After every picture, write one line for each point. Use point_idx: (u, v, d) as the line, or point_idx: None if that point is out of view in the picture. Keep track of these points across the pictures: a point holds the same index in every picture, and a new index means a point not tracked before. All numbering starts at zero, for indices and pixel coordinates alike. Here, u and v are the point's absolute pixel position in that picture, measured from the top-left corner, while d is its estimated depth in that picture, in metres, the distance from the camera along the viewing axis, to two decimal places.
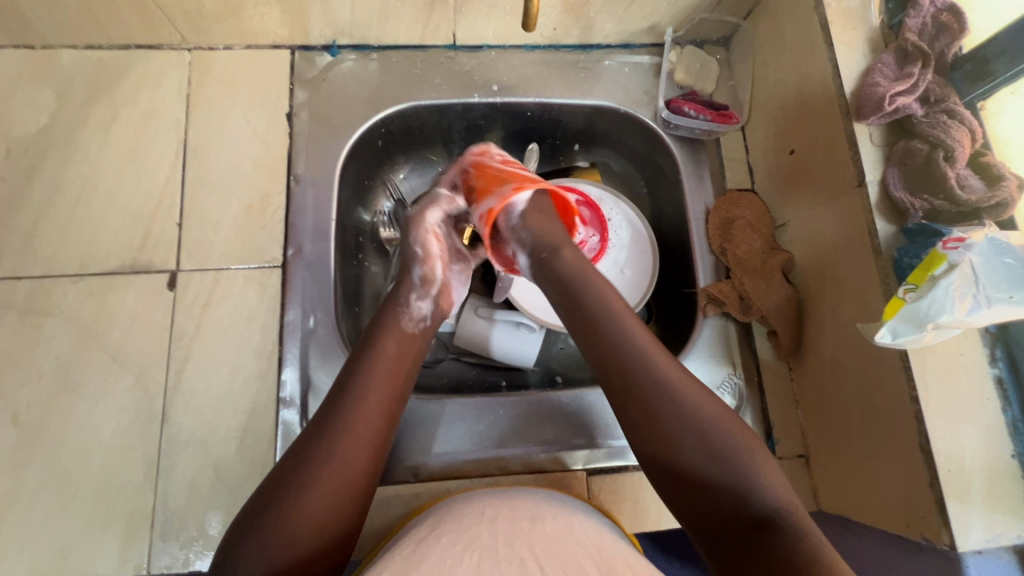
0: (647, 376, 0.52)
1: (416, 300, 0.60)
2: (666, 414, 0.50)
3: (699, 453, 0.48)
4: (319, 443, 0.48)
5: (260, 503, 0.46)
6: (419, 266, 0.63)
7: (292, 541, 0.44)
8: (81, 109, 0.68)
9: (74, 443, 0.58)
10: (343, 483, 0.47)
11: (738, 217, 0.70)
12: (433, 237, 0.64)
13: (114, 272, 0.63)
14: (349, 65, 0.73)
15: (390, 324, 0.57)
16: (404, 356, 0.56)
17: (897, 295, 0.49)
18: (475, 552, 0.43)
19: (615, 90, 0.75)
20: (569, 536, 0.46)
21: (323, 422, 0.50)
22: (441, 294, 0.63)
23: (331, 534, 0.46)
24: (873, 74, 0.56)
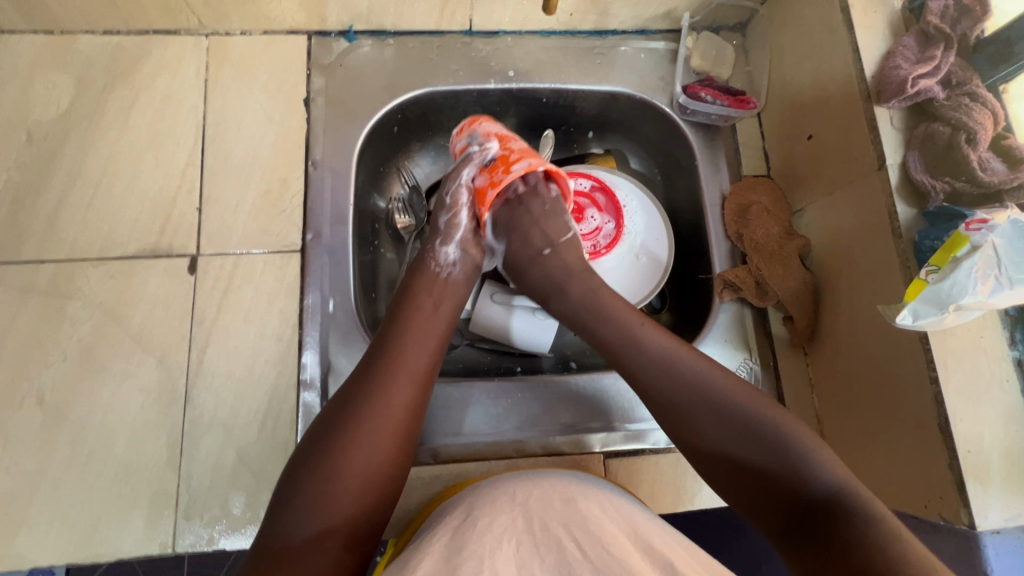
0: (663, 360, 0.54)
1: (442, 246, 0.62)
2: (691, 394, 0.52)
3: (731, 431, 0.50)
4: (351, 410, 0.49)
5: (297, 468, 0.48)
6: (445, 214, 0.64)
7: (333, 506, 0.46)
8: (100, 93, 0.68)
9: (99, 423, 0.59)
10: (378, 447, 0.49)
11: (754, 202, 0.70)
12: (463, 188, 0.65)
13: (135, 256, 0.64)
14: (365, 50, 0.73)
15: (415, 296, 0.58)
16: (432, 325, 0.57)
17: (918, 277, 0.49)
18: (511, 539, 0.45)
19: (631, 75, 0.75)
20: (602, 512, 0.48)
21: (354, 390, 0.51)
22: (469, 241, 0.64)
23: (370, 499, 0.48)
24: (894, 57, 0.56)
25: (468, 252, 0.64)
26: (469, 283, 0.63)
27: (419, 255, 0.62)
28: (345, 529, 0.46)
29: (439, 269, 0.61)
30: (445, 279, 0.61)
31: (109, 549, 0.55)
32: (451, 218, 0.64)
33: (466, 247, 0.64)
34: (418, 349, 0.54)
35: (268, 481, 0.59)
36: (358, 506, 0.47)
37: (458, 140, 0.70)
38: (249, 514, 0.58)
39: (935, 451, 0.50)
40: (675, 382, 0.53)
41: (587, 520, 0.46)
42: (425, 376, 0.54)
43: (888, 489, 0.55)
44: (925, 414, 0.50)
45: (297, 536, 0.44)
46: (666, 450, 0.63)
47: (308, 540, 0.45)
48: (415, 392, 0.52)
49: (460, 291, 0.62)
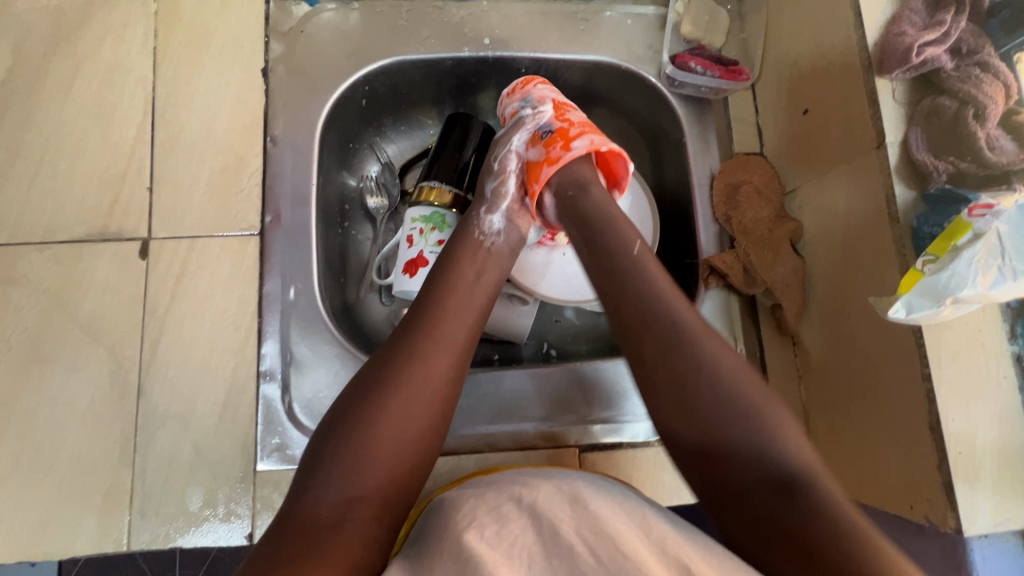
0: (659, 314, 0.48)
1: (486, 213, 0.60)
2: (677, 351, 0.47)
3: (716, 408, 0.44)
4: (390, 373, 0.47)
5: (327, 436, 0.45)
6: (493, 180, 0.62)
7: (367, 474, 0.43)
8: (41, 62, 0.63)
9: (48, 416, 0.56)
10: (417, 417, 0.46)
11: (745, 182, 0.66)
12: (514, 154, 0.62)
13: (81, 239, 0.60)
14: (328, 15, 0.67)
15: (461, 264, 0.56)
16: (474, 295, 0.54)
17: (914, 267, 0.46)
18: (525, 551, 0.41)
19: (616, 44, 0.70)
20: (615, 514, 0.43)
21: (395, 351, 0.49)
22: (517, 211, 0.61)
23: (407, 469, 0.45)
24: (900, 22, 0.50)
25: (515, 222, 0.61)
26: (514, 254, 0.60)
27: (464, 221, 0.60)
28: (379, 500, 0.43)
29: (483, 238, 0.59)
30: (489, 249, 0.58)
31: (61, 547, 0.53)
32: (499, 185, 0.61)
33: (514, 217, 0.61)
34: (461, 316, 0.52)
35: (227, 477, 0.56)
36: (395, 478, 0.45)
37: (511, 103, 0.67)
38: (208, 511, 0.55)
39: (924, 451, 0.47)
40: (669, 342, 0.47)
41: (599, 522, 0.42)
42: (467, 344, 0.51)
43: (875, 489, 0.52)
44: (915, 412, 0.47)
45: (328, 504, 0.42)
46: (643, 445, 0.61)
47: (339, 509, 0.42)
48: (456, 360, 0.50)
49: (505, 262, 0.59)
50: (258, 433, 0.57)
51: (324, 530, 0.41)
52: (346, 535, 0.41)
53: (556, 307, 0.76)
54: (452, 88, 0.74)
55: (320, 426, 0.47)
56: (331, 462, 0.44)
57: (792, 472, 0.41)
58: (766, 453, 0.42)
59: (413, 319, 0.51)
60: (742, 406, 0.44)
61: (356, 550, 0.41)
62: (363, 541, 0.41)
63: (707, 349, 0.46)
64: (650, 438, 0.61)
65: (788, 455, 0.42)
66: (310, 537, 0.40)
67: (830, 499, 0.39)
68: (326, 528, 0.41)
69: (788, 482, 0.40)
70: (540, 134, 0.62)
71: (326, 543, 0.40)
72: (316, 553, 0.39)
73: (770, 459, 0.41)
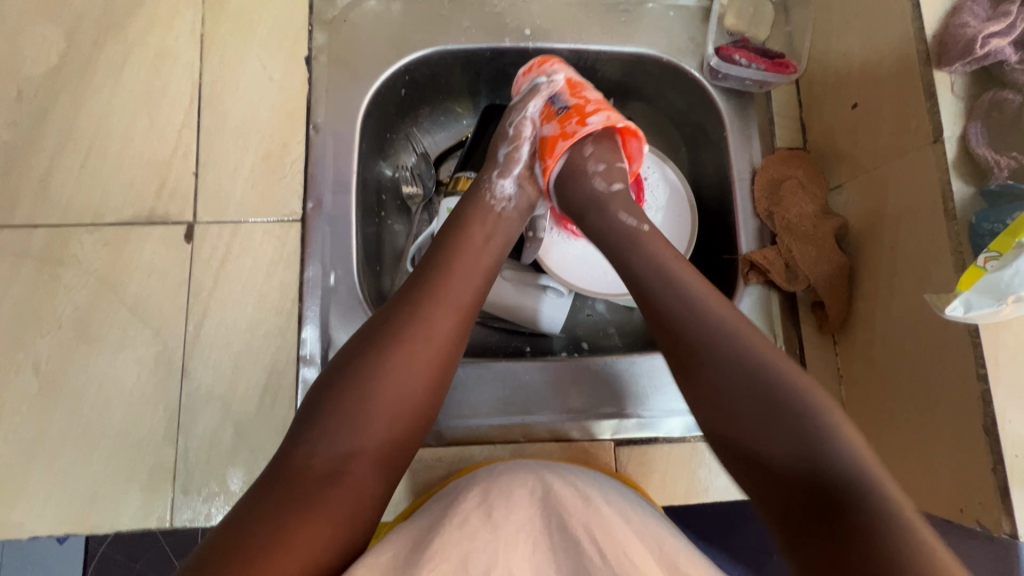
0: (703, 322, 0.47)
1: (498, 177, 0.60)
2: (710, 344, 0.46)
3: (751, 401, 0.43)
4: (391, 330, 0.47)
5: (324, 391, 0.45)
6: (506, 146, 0.62)
7: (363, 429, 0.44)
8: (92, 48, 0.64)
9: (96, 394, 0.57)
10: (416, 376, 0.46)
11: (788, 177, 0.64)
12: (528, 122, 0.63)
13: (129, 223, 0.61)
14: (371, 5, 0.68)
15: (470, 230, 0.56)
16: (478, 260, 0.54)
17: (975, 263, 0.44)
18: (528, 537, 0.43)
19: (658, 36, 0.69)
20: (622, 516, 0.44)
21: (399, 310, 0.48)
22: (526, 179, 0.62)
23: (403, 429, 0.45)
24: (961, 13, 0.49)
25: (524, 190, 0.61)
26: (520, 223, 0.60)
27: (475, 184, 0.60)
28: (373, 457, 0.44)
29: (494, 201, 0.59)
30: (500, 212, 0.58)
31: (107, 521, 0.55)
32: (511, 151, 0.62)
33: (524, 185, 0.61)
34: (466, 279, 0.52)
35: (267, 459, 0.57)
36: (389, 436, 0.45)
37: (523, 80, 0.66)
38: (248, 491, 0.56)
39: (978, 454, 0.46)
40: (708, 356, 0.46)
41: (609, 523, 0.43)
42: (470, 308, 0.51)
43: (921, 491, 0.51)
44: (968, 414, 0.46)
45: (320, 457, 0.42)
46: (679, 440, 0.60)
47: (333, 463, 0.42)
48: (458, 323, 0.49)
49: (512, 227, 0.59)
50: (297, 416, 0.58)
51: (317, 483, 0.41)
52: (338, 488, 0.41)
53: (588, 300, 0.76)
54: (490, 79, 0.73)
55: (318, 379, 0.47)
56: (326, 415, 0.44)
57: (856, 483, 0.37)
58: (827, 460, 0.39)
59: (420, 281, 0.51)
60: (794, 413, 0.41)
61: (348, 503, 0.42)
62: (353, 497, 0.42)
63: (752, 354, 0.45)
64: (685, 434, 0.61)
65: (848, 462, 0.39)
66: (301, 489, 0.41)
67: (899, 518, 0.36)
68: (320, 480, 0.41)
69: (847, 492, 0.37)
70: (554, 108, 0.62)
71: (318, 495, 0.41)
72: (307, 504, 0.40)
73: (827, 466, 0.39)
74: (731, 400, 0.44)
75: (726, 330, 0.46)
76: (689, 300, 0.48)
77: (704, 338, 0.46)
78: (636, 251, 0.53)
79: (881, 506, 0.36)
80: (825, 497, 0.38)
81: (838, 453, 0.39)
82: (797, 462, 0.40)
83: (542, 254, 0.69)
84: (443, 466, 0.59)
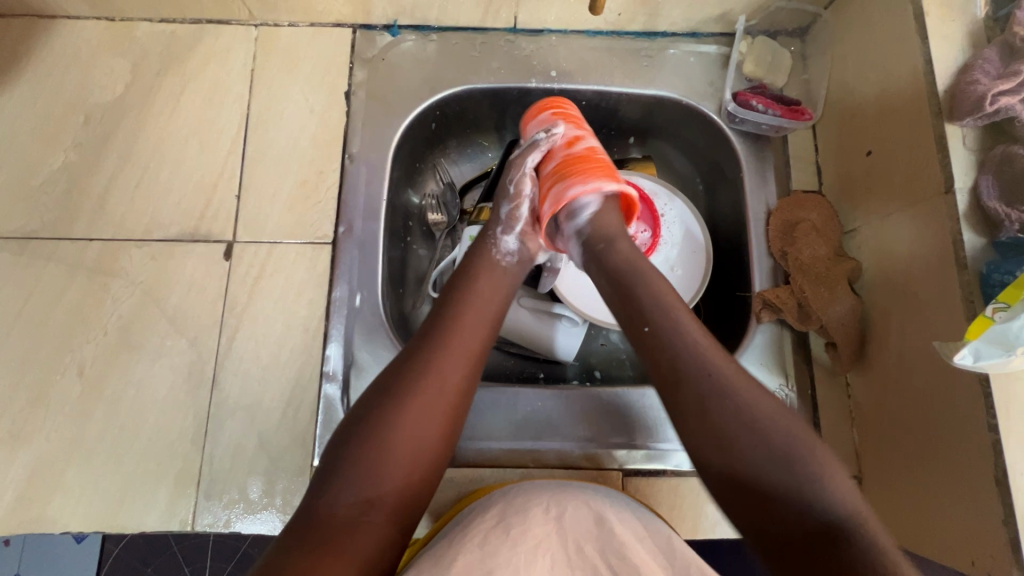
0: (700, 368, 0.47)
1: (502, 234, 0.61)
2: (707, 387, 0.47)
3: (752, 444, 0.45)
4: (406, 380, 0.49)
5: (345, 439, 0.48)
6: (507, 204, 0.63)
7: (382, 478, 0.46)
8: (153, 79, 0.70)
9: (133, 398, 0.61)
10: (428, 427, 0.48)
11: (803, 219, 0.65)
12: (528, 179, 0.63)
13: (175, 239, 0.65)
14: (408, 45, 0.73)
15: (480, 278, 0.58)
16: (487, 310, 0.56)
17: (985, 314, 0.45)
18: (546, 555, 0.47)
19: (678, 79, 0.72)
20: (637, 541, 0.48)
21: (412, 357, 0.51)
22: (528, 234, 0.63)
23: (418, 476, 0.48)
24: (972, 70, 0.51)
25: (526, 245, 0.62)
26: (523, 274, 0.62)
27: (481, 238, 0.62)
28: (393, 502, 0.46)
29: (498, 257, 0.60)
30: (503, 267, 0.60)
31: (134, 521, 0.58)
32: (513, 209, 0.62)
33: (526, 240, 0.62)
34: (473, 329, 0.54)
35: (286, 469, 0.59)
36: (407, 483, 0.47)
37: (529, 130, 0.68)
38: (266, 500, 0.58)
39: (989, 505, 0.45)
40: (705, 409, 0.46)
41: (623, 547, 0.47)
42: (477, 357, 0.53)
43: (931, 539, 0.51)
44: (979, 464, 0.46)
45: (344, 504, 0.44)
46: (687, 474, 0.61)
47: (356, 509, 0.44)
48: (467, 370, 0.52)
49: (517, 281, 0.61)
50: (317, 429, 0.60)
51: (341, 528, 0.43)
52: (362, 535, 0.44)
53: (602, 330, 0.77)
54: (516, 115, 0.77)
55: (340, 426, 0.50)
56: (347, 465, 0.46)
57: (843, 522, 0.41)
58: (819, 504, 0.42)
59: (433, 326, 0.53)
60: (788, 458, 0.44)
61: (371, 548, 0.44)
62: (376, 542, 0.44)
63: (754, 408, 0.46)
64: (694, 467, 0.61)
65: (836, 501, 0.42)
66: (329, 534, 0.43)
67: (878, 549, 0.40)
68: (344, 527, 0.43)
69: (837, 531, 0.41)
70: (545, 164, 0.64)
71: (343, 541, 0.43)
72: (333, 550, 0.42)
73: (820, 503, 0.42)
74: (728, 439, 0.45)
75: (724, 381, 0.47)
76: (686, 340, 0.49)
77: (698, 380, 0.47)
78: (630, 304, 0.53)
79: (869, 540, 0.40)
80: (816, 536, 0.41)
81: (828, 496, 0.42)
82: (788, 505, 0.43)
83: (559, 284, 0.71)
84: (453, 486, 0.61)
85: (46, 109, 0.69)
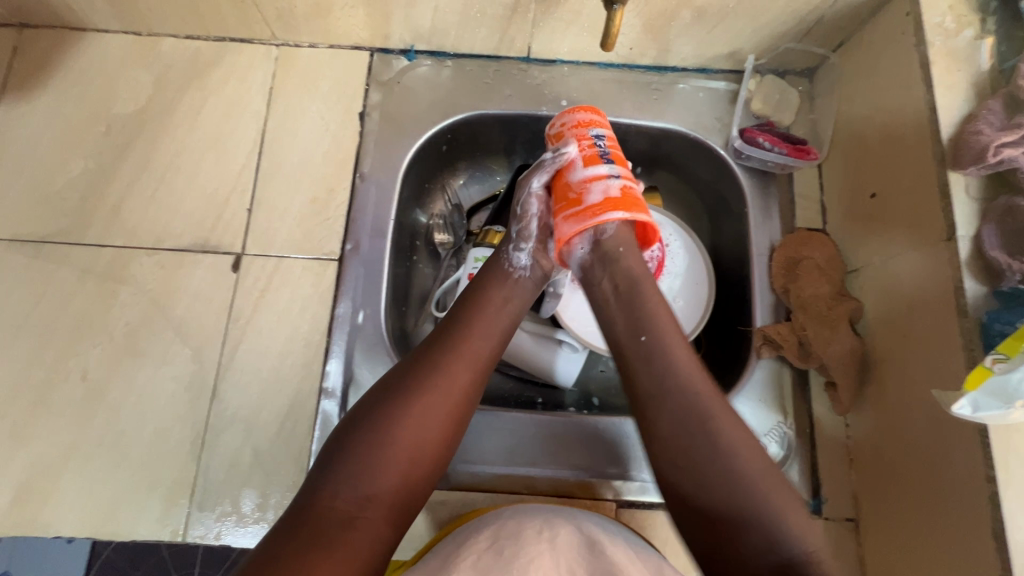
0: (680, 391, 0.50)
1: (513, 253, 0.59)
2: (683, 409, 0.49)
3: (720, 472, 0.47)
4: (413, 380, 0.50)
5: (348, 433, 0.48)
6: (515, 224, 0.60)
7: (382, 475, 0.46)
8: (175, 92, 0.72)
9: (133, 405, 0.61)
10: (434, 426, 0.49)
11: (806, 257, 0.66)
12: (536, 198, 0.59)
13: (185, 249, 0.67)
14: (423, 70, 0.75)
15: (492, 284, 0.58)
16: (498, 316, 0.56)
17: (983, 364, 0.45)
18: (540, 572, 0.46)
19: (686, 114, 0.73)
20: (629, 562, 0.47)
21: (423, 358, 0.51)
22: (540, 252, 0.60)
23: (416, 476, 0.47)
24: (976, 121, 0.51)
25: (539, 263, 0.60)
26: (536, 291, 0.60)
27: (495, 256, 0.60)
28: (390, 500, 0.46)
29: (512, 269, 0.59)
30: (517, 279, 0.58)
31: (126, 529, 0.58)
32: (522, 228, 0.59)
33: (539, 258, 0.60)
34: (485, 334, 0.54)
35: (280, 484, 0.59)
36: (405, 484, 0.47)
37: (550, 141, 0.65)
38: (258, 514, 0.59)
39: (985, 559, 0.45)
40: (683, 421, 0.49)
41: (615, 565, 0.47)
42: (486, 363, 0.54)
43: None
44: (977, 515, 0.46)
45: (342, 499, 0.44)
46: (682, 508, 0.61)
47: (354, 505, 0.44)
48: (474, 376, 0.52)
49: (530, 296, 0.60)
50: (313, 443, 0.61)
51: (338, 523, 0.43)
52: (357, 531, 0.43)
53: (602, 356, 0.77)
54: (525, 141, 0.79)
55: (342, 423, 0.50)
56: (349, 461, 0.46)
57: (798, 560, 0.44)
58: (773, 538, 0.45)
59: (443, 330, 0.54)
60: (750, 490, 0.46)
61: (365, 546, 0.43)
62: (371, 540, 0.44)
63: (724, 435, 0.48)
64: None
65: (794, 538, 0.44)
66: (324, 529, 0.43)
67: None
68: (342, 523, 0.43)
69: (791, 569, 0.43)
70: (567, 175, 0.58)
71: (338, 536, 0.42)
72: (329, 546, 0.42)
73: (781, 541, 0.44)
74: (702, 464, 0.48)
75: (708, 415, 0.49)
76: (663, 356, 0.52)
77: (671, 400, 0.50)
78: (624, 323, 0.55)
79: None
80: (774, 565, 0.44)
81: (786, 533, 0.45)
82: (753, 529, 0.45)
83: (560, 310, 0.71)
84: (445, 509, 0.60)
85: (70, 117, 0.71)
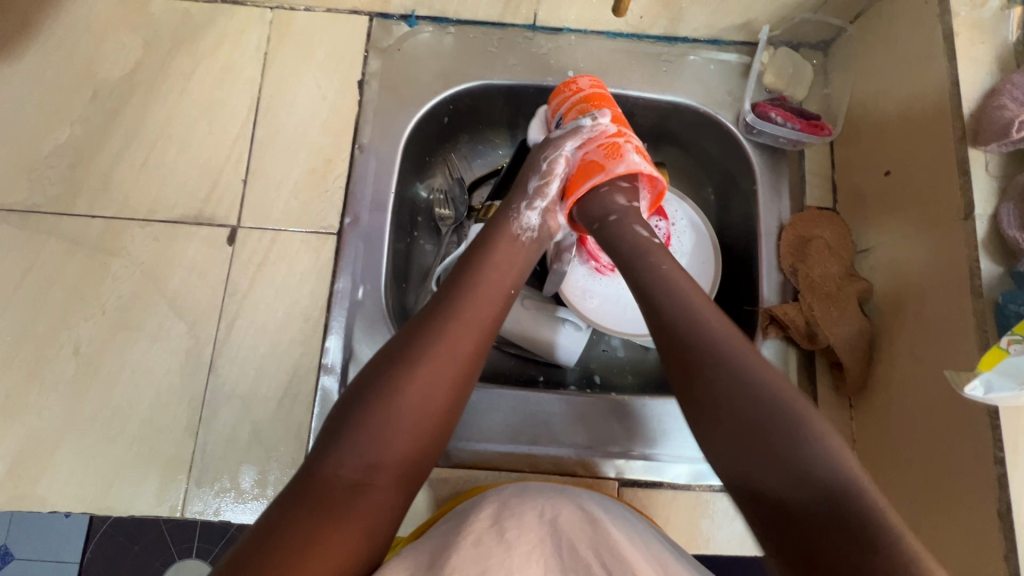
0: (705, 338, 0.48)
1: (527, 210, 0.60)
2: (711, 358, 0.47)
3: (751, 407, 0.44)
4: (417, 346, 0.48)
5: (351, 403, 0.47)
6: (536, 179, 0.61)
7: (388, 442, 0.45)
8: (165, 56, 0.69)
9: (128, 380, 0.60)
10: (438, 393, 0.47)
11: (816, 237, 0.64)
12: (562, 159, 0.62)
13: (179, 221, 0.64)
14: (425, 37, 0.72)
15: (492, 255, 0.56)
16: (501, 283, 0.55)
17: (999, 345, 0.44)
18: (539, 560, 0.45)
19: (696, 87, 0.71)
20: (629, 540, 0.46)
21: (427, 323, 0.50)
22: (552, 212, 0.62)
23: (423, 444, 0.46)
24: (1000, 95, 0.49)
25: (547, 223, 0.61)
26: (537, 254, 0.60)
27: (503, 210, 0.60)
28: (395, 468, 0.45)
29: (519, 230, 0.59)
30: (523, 239, 0.58)
31: (123, 505, 0.57)
32: (541, 185, 0.61)
33: (548, 219, 0.61)
34: (487, 301, 0.53)
35: (279, 461, 0.59)
36: (411, 451, 0.46)
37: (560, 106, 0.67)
38: (258, 491, 0.58)
39: (990, 540, 0.45)
40: (713, 367, 0.46)
41: (618, 547, 0.45)
42: (490, 328, 0.52)
43: None
44: (982, 496, 0.46)
45: (347, 468, 0.43)
46: (684, 487, 0.61)
47: (359, 474, 0.43)
48: (477, 343, 0.50)
49: (531, 259, 0.59)
50: (313, 421, 0.60)
51: (342, 492, 0.42)
52: (364, 498, 0.43)
53: (604, 336, 0.76)
54: (529, 114, 0.76)
55: (346, 391, 0.49)
56: (354, 427, 0.45)
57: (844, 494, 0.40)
58: (818, 474, 0.41)
59: (444, 297, 0.52)
60: (791, 427, 0.43)
61: (370, 516, 0.43)
62: (378, 508, 0.43)
63: (750, 372, 0.46)
64: (690, 482, 0.61)
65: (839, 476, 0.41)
66: (326, 499, 0.42)
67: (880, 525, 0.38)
68: (347, 491, 0.43)
69: (836, 500, 0.40)
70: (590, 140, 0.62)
71: (344, 503, 0.42)
72: (333, 514, 0.41)
73: (823, 478, 0.41)
74: (733, 406, 0.45)
75: (730, 352, 0.47)
76: (687, 299, 0.51)
77: (697, 346, 0.48)
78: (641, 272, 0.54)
79: (872, 514, 0.39)
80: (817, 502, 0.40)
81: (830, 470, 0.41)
82: (796, 462, 0.42)
83: (563, 288, 0.70)
84: (446, 487, 0.60)
85: (54, 81, 0.67)
